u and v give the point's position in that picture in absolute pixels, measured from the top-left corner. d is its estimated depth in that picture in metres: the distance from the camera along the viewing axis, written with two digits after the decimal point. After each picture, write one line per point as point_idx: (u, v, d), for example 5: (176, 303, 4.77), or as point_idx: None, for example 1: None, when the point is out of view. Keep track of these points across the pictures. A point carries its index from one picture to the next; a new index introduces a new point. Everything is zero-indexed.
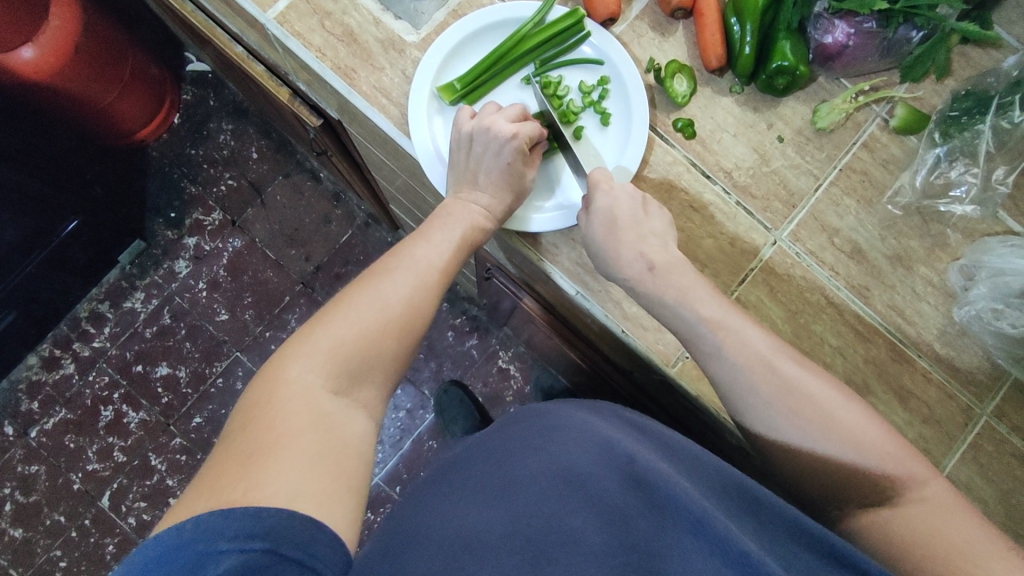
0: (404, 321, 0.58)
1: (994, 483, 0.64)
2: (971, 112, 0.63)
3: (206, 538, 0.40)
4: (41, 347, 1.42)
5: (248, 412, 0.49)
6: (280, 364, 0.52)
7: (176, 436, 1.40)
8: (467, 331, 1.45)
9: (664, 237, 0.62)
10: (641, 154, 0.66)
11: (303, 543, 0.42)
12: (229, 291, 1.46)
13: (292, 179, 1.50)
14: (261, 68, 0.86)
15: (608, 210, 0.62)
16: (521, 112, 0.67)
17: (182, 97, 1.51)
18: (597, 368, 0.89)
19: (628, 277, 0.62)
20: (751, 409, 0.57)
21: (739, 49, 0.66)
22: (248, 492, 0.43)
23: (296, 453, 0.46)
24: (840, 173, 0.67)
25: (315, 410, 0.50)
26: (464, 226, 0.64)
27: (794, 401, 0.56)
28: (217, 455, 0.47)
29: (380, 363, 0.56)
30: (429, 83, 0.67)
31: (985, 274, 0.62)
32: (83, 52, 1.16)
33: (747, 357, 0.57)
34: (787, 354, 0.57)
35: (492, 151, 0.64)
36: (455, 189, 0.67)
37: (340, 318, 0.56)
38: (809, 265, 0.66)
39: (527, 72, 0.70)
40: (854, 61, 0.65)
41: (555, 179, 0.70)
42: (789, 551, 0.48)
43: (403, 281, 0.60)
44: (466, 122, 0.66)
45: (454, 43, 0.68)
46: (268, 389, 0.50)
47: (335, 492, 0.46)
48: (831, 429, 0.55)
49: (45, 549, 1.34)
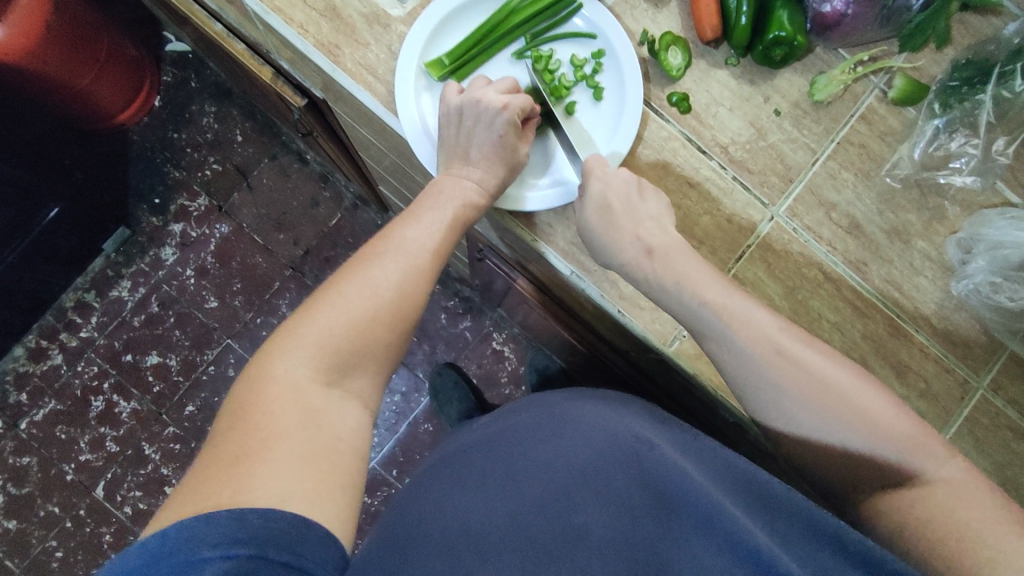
0: (395, 307, 0.57)
1: (988, 455, 0.64)
2: (971, 81, 0.62)
3: (188, 545, 0.40)
4: (27, 338, 1.39)
5: (236, 408, 0.48)
6: (268, 358, 0.51)
7: (169, 425, 1.39)
8: (461, 313, 1.44)
9: (660, 220, 0.62)
10: (635, 130, 0.64)
11: (290, 543, 0.42)
12: (217, 278, 1.44)
13: (278, 162, 1.47)
14: (242, 47, 0.83)
15: (601, 195, 0.61)
16: (513, 86, 0.65)
17: (162, 78, 1.47)
18: (593, 349, 0.88)
19: (624, 262, 0.61)
20: (756, 388, 0.57)
21: (735, 20, 0.63)
22: (237, 496, 0.43)
23: (286, 453, 0.46)
24: (837, 146, 0.66)
25: (304, 406, 0.49)
26: (456, 203, 0.63)
27: (789, 370, 0.55)
28: (206, 454, 0.46)
29: (372, 353, 0.55)
30: (416, 56, 0.65)
31: (983, 247, 0.61)
32: (57, 33, 1.12)
33: (749, 338, 0.56)
34: (783, 329, 0.57)
35: (484, 124, 0.63)
36: (446, 165, 0.65)
37: (328, 308, 0.54)
38: (806, 241, 0.65)
39: (518, 47, 0.68)
40: (853, 31, 0.63)
41: (548, 157, 0.68)
42: (788, 534, 0.48)
43: (392, 267, 0.58)
44: (456, 96, 0.64)
45: (442, 15, 0.65)
46: (255, 386, 0.49)
47: (326, 489, 0.46)
48: (829, 399, 0.55)
49: (40, 540, 1.34)
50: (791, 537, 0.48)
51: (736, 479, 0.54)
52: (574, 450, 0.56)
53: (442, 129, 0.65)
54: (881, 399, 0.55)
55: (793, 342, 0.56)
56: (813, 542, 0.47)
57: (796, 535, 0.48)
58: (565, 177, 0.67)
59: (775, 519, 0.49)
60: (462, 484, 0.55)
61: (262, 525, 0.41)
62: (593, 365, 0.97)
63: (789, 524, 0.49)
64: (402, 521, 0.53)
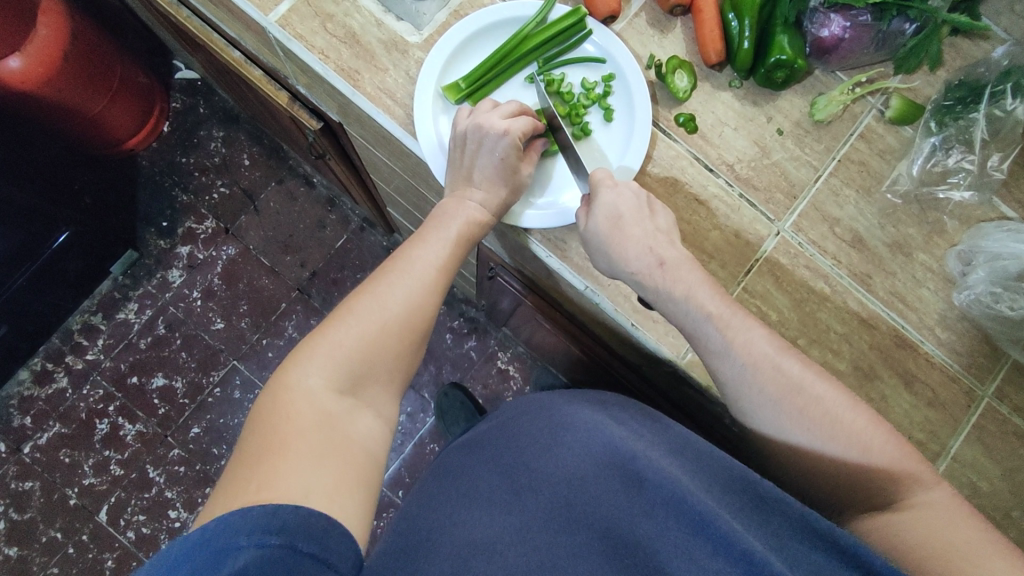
0: (403, 320, 0.58)
1: (998, 463, 0.66)
2: (965, 100, 0.65)
3: (225, 534, 0.41)
4: (34, 362, 1.40)
5: (256, 419, 0.50)
6: (285, 372, 0.53)
7: (175, 447, 1.39)
8: (466, 332, 1.46)
9: (669, 233, 0.64)
10: (647, 142, 0.67)
11: (317, 537, 0.44)
12: (224, 300, 1.45)
13: (285, 185, 1.49)
14: (259, 73, 0.86)
15: (611, 207, 0.63)
16: (515, 106, 0.67)
17: (171, 105, 1.50)
18: (601, 363, 0.89)
19: (635, 272, 0.63)
20: (756, 407, 0.60)
21: (738, 44, 0.67)
22: (263, 490, 0.45)
23: (304, 455, 0.48)
24: (839, 164, 0.69)
25: (323, 411, 0.51)
26: (460, 222, 0.64)
27: (785, 388, 0.59)
28: (231, 459, 0.49)
29: (382, 365, 0.57)
30: (434, 81, 0.68)
31: (983, 259, 0.64)
32: (71, 63, 1.15)
33: (754, 357, 0.59)
34: (791, 353, 0.60)
35: (489, 147, 0.64)
36: (451, 187, 0.67)
37: (341, 323, 0.56)
38: (812, 255, 0.68)
39: (531, 71, 0.71)
40: (850, 54, 0.67)
41: (546, 177, 0.71)
42: (795, 548, 0.50)
43: (400, 283, 0.60)
44: (466, 118, 0.66)
45: (457, 43, 0.68)
46: (273, 396, 0.51)
47: (345, 489, 0.48)
48: (804, 402, 0.58)
49: (41, 567, 1.32)
50: (789, 541, 0.51)
51: (740, 488, 0.57)
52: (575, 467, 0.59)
53: (450, 150, 0.67)
54: (854, 407, 0.58)
55: (785, 363, 0.60)
56: (811, 546, 0.50)
57: (796, 540, 0.51)
58: (562, 201, 0.69)
59: (774, 524, 0.52)
60: (478, 500, 0.58)
61: (294, 517, 0.43)
62: (599, 380, 0.98)
63: (788, 531, 0.51)
64: (418, 535, 0.56)
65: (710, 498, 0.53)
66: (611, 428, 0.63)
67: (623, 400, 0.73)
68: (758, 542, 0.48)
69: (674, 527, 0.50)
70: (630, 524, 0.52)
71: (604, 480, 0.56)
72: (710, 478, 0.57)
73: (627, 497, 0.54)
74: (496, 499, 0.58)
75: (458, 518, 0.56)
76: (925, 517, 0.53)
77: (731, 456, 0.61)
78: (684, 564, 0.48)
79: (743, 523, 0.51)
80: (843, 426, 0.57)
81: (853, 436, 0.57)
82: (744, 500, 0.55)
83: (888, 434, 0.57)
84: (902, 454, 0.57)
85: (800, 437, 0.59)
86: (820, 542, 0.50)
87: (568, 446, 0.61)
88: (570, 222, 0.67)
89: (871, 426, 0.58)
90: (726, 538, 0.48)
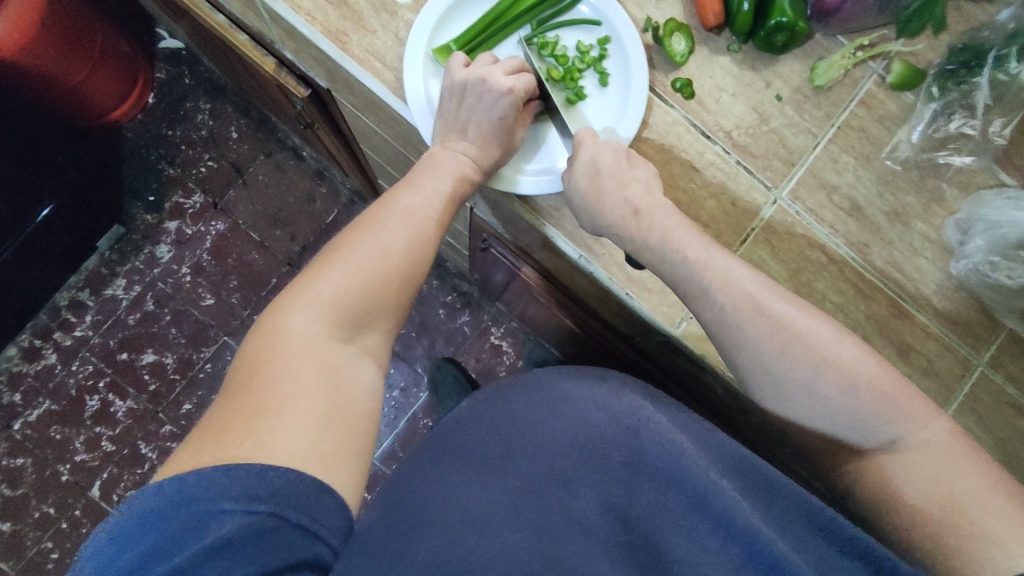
0: (404, 270, 0.57)
1: (989, 431, 0.66)
2: (968, 64, 0.63)
3: (209, 495, 0.41)
4: (21, 338, 1.38)
5: (251, 361, 0.49)
6: (281, 311, 0.51)
7: (166, 423, 1.38)
8: (459, 307, 1.44)
9: (648, 182, 0.63)
10: (643, 108, 0.65)
11: (305, 506, 0.43)
12: (214, 275, 1.43)
13: (273, 158, 1.46)
14: (244, 38, 0.82)
15: (591, 161, 0.63)
16: (518, 65, 0.66)
17: (155, 75, 1.46)
18: (594, 334, 0.89)
19: (611, 224, 0.62)
20: (741, 349, 0.58)
21: (738, 6, 0.64)
22: (259, 449, 0.44)
23: (305, 412, 0.46)
24: (838, 130, 0.67)
25: (325, 361, 0.50)
26: (452, 177, 0.63)
27: (770, 326, 0.57)
28: (216, 410, 0.47)
29: (382, 313, 0.56)
30: (423, 44, 0.66)
31: (982, 227, 0.63)
32: (51, 32, 1.10)
33: (736, 297, 0.58)
34: (778, 294, 0.58)
35: (488, 104, 0.63)
36: (442, 137, 0.65)
37: (338, 266, 0.54)
38: (809, 223, 0.67)
39: (524, 33, 0.69)
40: (852, 17, 0.64)
41: (540, 141, 0.70)
42: (790, 526, 0.51)
43: (401, 232, 0.59)
44: (461, 69, 0.64)
45: (447, 4, 0.66)
46: (270, 336, 0.50)
47: (344, 457, 0.47)
48: (786, 338, 0.56)
49: (36, 541, 1.32)
50: (790, 524, 0.51)
51: (739, 467, 0.57)
52: (566, 432, 0.58)
53: (442, 101, 0.65)
54: (841, 341, 0.56)
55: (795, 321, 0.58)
56: (809, 533, 0.51)
57: (794, 520, 0.51)
58: (557, 166, 0.69)
59: (771, 506, 0.53)
60: (471, 466, 0.57)
61: (281, 482, 0.43)
62: (593, 353, 0.98)
63: (791, 516, 0.52)
64: (408, 501, 0.54)
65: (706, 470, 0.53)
66: (602, 399, 0.63)
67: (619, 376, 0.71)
68: (756, 516, 0.49)
69: (670, 500, 0.51)
70: (629, 499, 0.52)
71: (605, 449, 0.56)
72: (710, 454, 0.58)
73: (626, 470, 0.54)
74: (489, 464, 0.57)
75: (448, 483, 0.55)
76: (918, 463, 0.53)
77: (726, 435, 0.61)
78: (681, 539, 0.48)
79: (744, 501, 0.52)
80: (831, 360, 0.56)
81: (840, 370, 0.55)
82: (739, 477, 0.56)
83: (881, 369, 0.56)
84: (898, 389, 0.55)
85: (785, 374, 0.57)
86: (823, 531, 0.51)
87: (567, 418, 0.60)
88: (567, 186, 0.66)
89: (861, 359, 0.56)
90: (721, 515, 0.48)
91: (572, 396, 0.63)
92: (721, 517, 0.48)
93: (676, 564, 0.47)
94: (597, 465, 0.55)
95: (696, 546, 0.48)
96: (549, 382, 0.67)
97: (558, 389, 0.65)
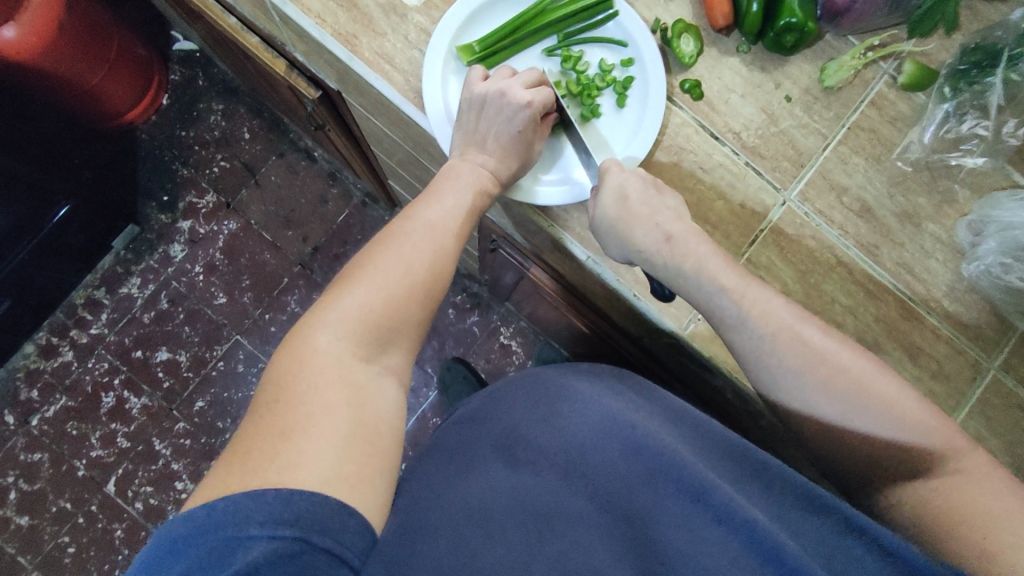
0: (427, 284, 0.58)
1: (1000, 435, 0.65)
2: (981, 65, 0.62)
3: (233, 522, 0.41)
4: (39, 336, 1.40)
5: (278, 380, 0.49)
6: (306, 330, 0.52)
7: (180, 420, 1.40)
8: (468, 308, 1.45)
9: (678, 210, 0.63)
10: (657, 132, 0.65)
11: (331, 528, 0.43)
12: (226, 275, 1.45)
13: (286, 159, 1.48)
14: (256, 40, 0.84)
15: (619, 187, 0.62)
16: (538, 78, 0.66)
17: (170, 77, 1.48)
18: (603, 335, 0.89)
19: (644, 250, 0.62)
20: (777, 379, 0.57)
21: (747, 7, 0.64)
22: (285, 472, 0.44)
23: (329, 432, 0.47)
24: (849, 132, 0.67)
25: (349, 380, 0.50)
26: (472, 190, 0.64)
27: (810, 359, 0.56)
28: (243, 429, 0.48)
29: (405, 329, 0.56)
30: (448, 42, 0.67)
31: (994, 229, 0.62)
32: (68, 35, 1.11)
33: (772, 326, 0.57)
34: (812, 321, 0.58)
35: (507, 116, 0.63)
36: (460, 149, 0.66)
37: (362, 283, 0.55)
38: (818, 225, 0.66)
39: (550, 43, 0.70)
40: (862, 17, 0.64)
41: (558, 154, 0.71)
42: (792, 516, 0.51)
43: (424, 246, 0.59)
44: (480, 83, 0.65)
45: (475, 5, 0.66)
46: (296, 355, 0.50)
47: (368, 475, 0.47)
48: (828, 371, 0.56)
49: (53, 535, 1.34)
50: (791, 512, 0.51)
51: (739, 458, 0.58)
52: (575, 435, 0.58)
53: (460, 112, 0.65)
54: (880, 374, 0.56)
55: (807, 324, 0.57)
56: (821, 522, 0.50)
57: (800, 514, 0.51)
58: (574, 177, 0.69)
59: (778, 496, 0.53)
60: (477, 469, 0.56)
61: (307, 505, 0.43)
62: (602, 354, 0.98)
63: (791, 502, 0.52)
64: (409, 503, 0.53)
65: (708, 467, 0.53)
66: (604, 397, 0.63)
67: (624, 374, 0.72)
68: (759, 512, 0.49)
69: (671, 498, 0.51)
70: (629, 494, 0.53)
71: (605, 449, 0.56)
72: (712, 451, 0.58)
73: (627, 467, 0.54)
74: (494, 466, 0.56)
75: (459, 488, 0.54)
76: (937, 489, 0.52)
77: (732, 431, 0.61)
78: (682, 534, 0.48)
79: (747, 496, 0.52)
80: (872, 394, 0.55)
81: (881, 404, 0.55)
82: (744, 474, 0.56)
83: (918, 402, 0.55)
84: (932, 418, 0.54)
85: (820, 404, 0.56)
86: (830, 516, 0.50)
87: (573, 419, 0.60)
88: (582, 198, 0.67)
89: (900, 392, 0.55)
90: (722, 511, 0.48)
91: (576, 397, 0.63)
92: (720, 512, 0.48)
93: (680, 565, 0.47)
94: (596, 467, 0.55)
95: (700, 541, 0.47)
96: (552, 383, 0.67)
97: (561, 389, 0.65)
